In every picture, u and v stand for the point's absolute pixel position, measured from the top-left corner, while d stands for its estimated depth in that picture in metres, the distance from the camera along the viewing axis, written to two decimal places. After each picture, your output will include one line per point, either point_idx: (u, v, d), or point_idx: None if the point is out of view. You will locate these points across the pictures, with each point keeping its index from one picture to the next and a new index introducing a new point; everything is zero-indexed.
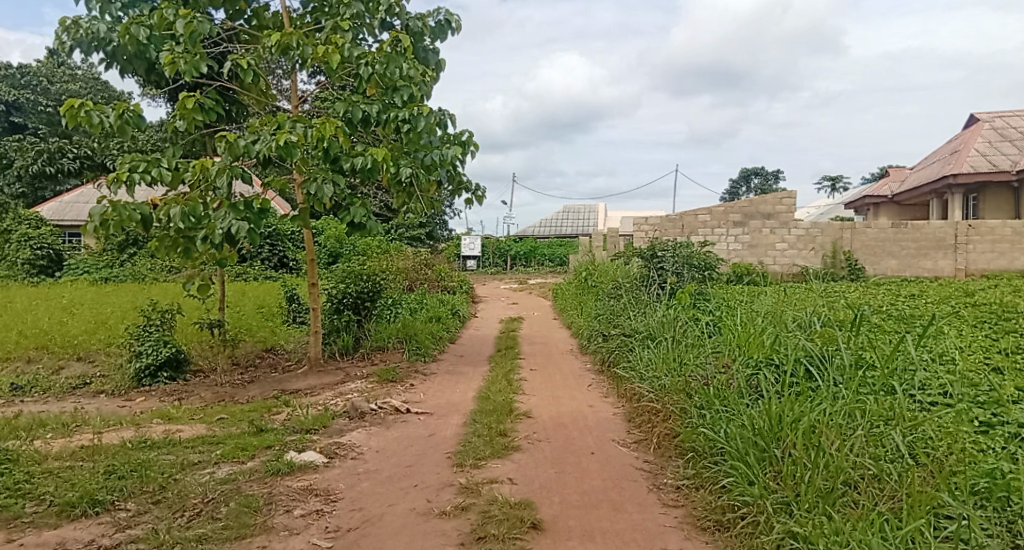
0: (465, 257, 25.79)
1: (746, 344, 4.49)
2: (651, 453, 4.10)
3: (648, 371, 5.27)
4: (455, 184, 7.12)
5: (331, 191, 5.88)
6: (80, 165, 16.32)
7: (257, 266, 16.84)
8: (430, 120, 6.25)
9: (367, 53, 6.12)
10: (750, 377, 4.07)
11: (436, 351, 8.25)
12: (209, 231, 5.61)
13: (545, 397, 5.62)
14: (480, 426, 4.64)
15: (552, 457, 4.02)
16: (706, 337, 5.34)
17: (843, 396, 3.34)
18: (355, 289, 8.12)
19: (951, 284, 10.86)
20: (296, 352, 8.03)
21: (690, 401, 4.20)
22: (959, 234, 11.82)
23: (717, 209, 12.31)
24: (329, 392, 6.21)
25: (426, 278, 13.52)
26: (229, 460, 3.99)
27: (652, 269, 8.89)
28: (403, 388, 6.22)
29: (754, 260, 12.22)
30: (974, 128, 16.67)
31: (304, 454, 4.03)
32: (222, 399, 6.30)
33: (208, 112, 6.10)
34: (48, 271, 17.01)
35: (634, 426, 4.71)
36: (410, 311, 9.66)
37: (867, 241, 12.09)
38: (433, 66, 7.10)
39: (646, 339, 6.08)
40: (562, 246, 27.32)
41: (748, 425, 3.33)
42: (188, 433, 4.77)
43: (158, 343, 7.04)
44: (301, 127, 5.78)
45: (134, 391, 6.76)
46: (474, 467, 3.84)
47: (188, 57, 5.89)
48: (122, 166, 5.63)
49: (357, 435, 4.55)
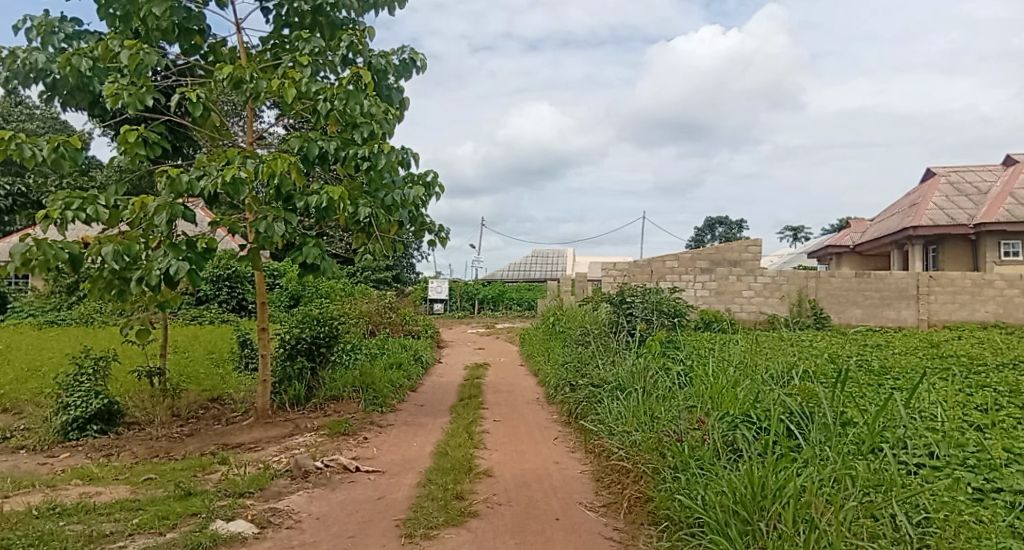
0: (432, 301, 25.40)
1: (719, 397, 4.24)
2: (621, 518, 3.73)
3: (617, 425, 4.95)
4: (417, 224, 6.84)
5: (282, 229, 5.53)
6: None
7: (215, 308, 16.23)
8: (391, 157, 5.98)
9: (325, 87, 5.87)
10: (726, 434, 3.79)
11: (395, 401, 7.81)
12: (146, 272, 5.18)
13: (507, 453, 5.23)
14: (435, 487, 4.22)
15: (512, 525, 3.62)
16: (677, 388, 5.07)
17: (829, 458, 3.07)
18: (310, 334, 7.67)
19: (916, 335, 10.83)
20: (244, 403, 7.49)
21: (662, 461, 3.89)
22: (920, 285, 11.87)
23: (684, 255, 12.32)
24: (274, 448, 5.73)
25: (391, 322, 13.03)
26: (146, 531, 3.50)
27: (621, 316, 8.66)
28: (355, 442, 5.78)
29: (721, 307, 12.16)
30: (930, 182, 17.11)
31: (232, 523, 3.57)
32: (156, 455, 5.78)
33: (154, 147, 5.74)
34: None
35: (602, 486, 4.36)
36: (369, 358, 9.25)
37: (832, 290, 12.09)
38: (396, 104, 6.88)
39: (615, 390, 5.76)
40: (530, 291, 27.12)
41: (729, 491, 3.02)
42: (106, 498, 4.25)
43: (89, 393, 6.48)
44: (251, 162, 5.45)
45: (59, 447, 6.17)
46: (425, 538, 3.42)
47: (133, 89, 5.56)
48: (54, 204, 5.21)
49: (296, 499, 4.10)
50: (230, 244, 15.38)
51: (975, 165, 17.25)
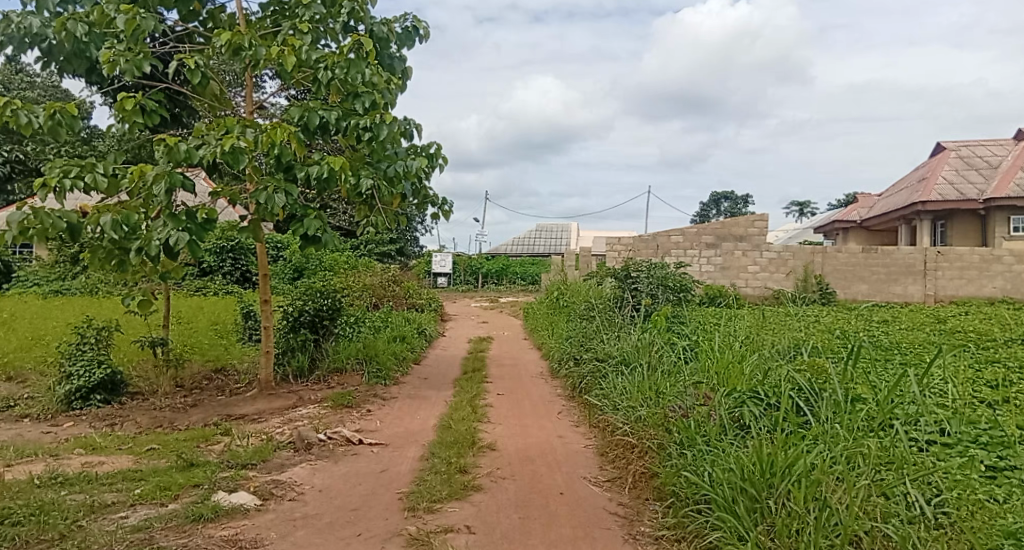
0: (435, 275, 25.35)
1: (725, 372, 4.18)
2: (626, 493, 3.71)
3: (622, 400, 4.91)
4: (420, 197, 6.74)
5: (283, 200, 5.44)
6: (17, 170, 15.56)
7: (219, 280, 16.23)
8: (394, 128, 5.86)
9: (326, 55, 5.74)
10: (732, 410, 3.74)
11: (399, 374, 7.80)
12: (145, 242, 5.11)
13: (511, 427, 5.21)
14: (439, 460, 4.20)
15: (517, 499, 3.60)
16: (683, 363, 5.01)
17: (840, 435, 3.02)
18: (313, 306, 7.63)
19: (922, 310, 10.74)
20: (247, 374, 7.48)
21: (668, 436, 3.85)
22: (928, 260, 11.75)
23: (690, 230, 12.22)
24: (277, 419, 5.72)
25: (394, 295, 12.98)
26: (148, 502, 3.48)
27: (626, 290, 8.60)
28: (359, 415, 5.76)
29: (727, 282, 12.08)
30: (940, 156, 16.87)
31: (234, 495, 3.54)
32: (160, 425, 5.78)
33: (151, 115, 5.64)
34: None
35: (607, 461, 4.33)
36: (373, 330, 9.22)
37: (839, 265, 11.99)
38: (399, 74, 6.74)
39: (619, 365, 5.72)
40: (533, 265, 27.05)
41: (737, 468, 2.97)
42: (108, 468, 4.24)
43: (92, 363, 6.47)
44: (251, 132, 5.34)
45: (63, 416, 6.18)
46: (428, 511, 3.40)
47: (129, 56, 5.45)
48: (52, 172, 5.14)
49: (299, 471, 4.08)
50: (233, 215, 15.34)
51: (986, 140, 16.99)
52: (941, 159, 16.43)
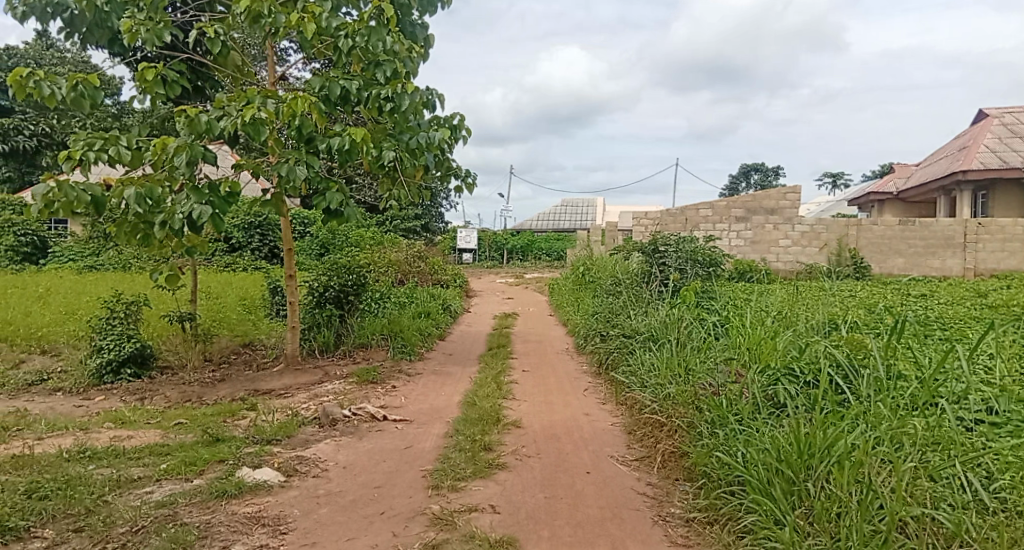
0: (461, 251, 25.25)
1: (758, 347, 4.03)
2: (655, 473, 3.61)
3: (651, 377, 4.79)
4: (443, 170, 6.63)
5: (304, 173, 5.37)
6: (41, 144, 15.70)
7: (247, 255, 16.38)
8: (416, 99, 5.72)
9: (346, 23, 5.59)
10: (766, 388, 3.60)
11: (424, 349, 7.77)
12: (168, 216, 5.09)
13: (536, 403, 5.13)
14: (463, 438, 4.14)
15: (543, 478, 3.53)
16: (713, 339, 4.86)
17: (883, 413, 2.87)
18: (338, 282, 7.61)
19: (962, 284, 10.37)
20: (274, 349, 7.51)
21: (699, 415, 3.72)
22: (969, 232, 11.31)
23: (719, 203, 11.94)
24: (303, 394, 5.72)
25: (420, 271, 12.94)
26: (173, 477, 3.48)
27: (654, 265, 8.42)
28: (384, 390, 5.73)
29: (757, 256, 11.81)
30: (983, 124, 16.19)
31: (258, 471, 3.52)
32: (189, 399, 5.83)
33: (172, 86, 5.59)
34: (32, 258, 16.91)
35: (634, 439, 4.24)
36: (398, 306, 9.20)
37: (874, 238, 11.62)
38: (422, 42, 6.58)
39: (648, 341, 5.59)
40: (559, 241, 26.85)
41: (773, 449, 2.85)
42: (137, 442, 4.27)
43: (122, 337, 6.53)
44: (271, 103, 5.27)
45: (94, 390, 6.27)
46: (452, 489, 3.34)
47: (150, 25, 5.40)
48: (76, 144, 5.13)
49: (324, 448, 4.05)
50: (259, 191, 15.42)
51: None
52: (983, 127, 15.78)
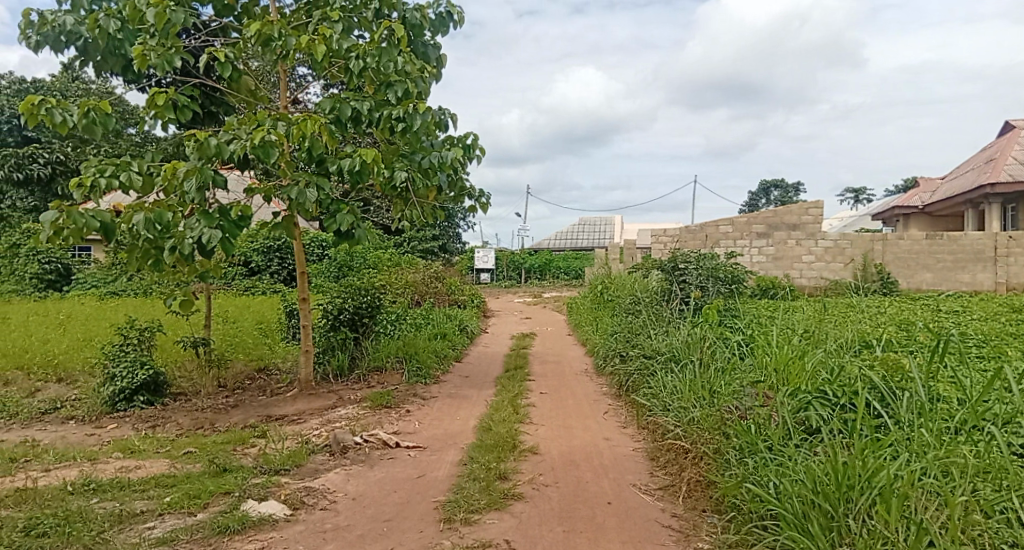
0: (478, 271, 25.39)
1: (786, 368, 3.81)
2: (680, 504, 3.40)
3: (673, 400, 4.59)
4: (457, 189, 6.52)
5: (315, 195, 5.29)
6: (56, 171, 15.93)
7: (266, 279, 16.43)
8: (428, 118, 5.62)
9: (356, 45, 5.54)
10: (797, 412, 3.39)
11: (440, 371, 7.61)
12: (178, 241, 5.03)
13: (554, 428, 4.94)
14: (477, 466, 3.96)
15: (561, 510, 3.34)
16: (738, 359, 4.65)
17: (928, 439, 2.65)
18: (353, 304, 7.50)
19: (994, 299, 10.01)
20: (288, 373, 7.41)
21: (726, 441, 3.52)
22: (999, 246, 10.95)
23: (739, 220, 11.72)
24: (316, 420, 5.60)
25: (436, 292, 12.83)
26: (177, 511, 3.35)
27: (674, 283, 8.21)
28: (397, 415, 5.59)
29: (780, 273, 11.54)
30: (1010, 135, 15.82)
31: (263, 504, 3.38)
32: (201, 426, 5.73)
33: (183, 110, 5.55)
34: (56, 285, 17.13)
35: (657, 466, 4.03)
36: (414, 328, 9.09)
37: (900, 253, 11.30)
38: (434, 62, 6.51)
39: (669, 362, 5.39)
40: (577, 260, 26.69)
41: (809, 480, 2.64)
42: (143, 473, 4.16)
43: (134, 364, 6.47)
44: (281, 125, 5.21)
45: (107, 418, 6.20)
46: (465, 523, 3.16)
47: (161, 51, 5.39)
48: (88, 171, 5.10)
49: (333, 478, 3.90)
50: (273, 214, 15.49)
51: None
52: (1010, 139, 15.41)
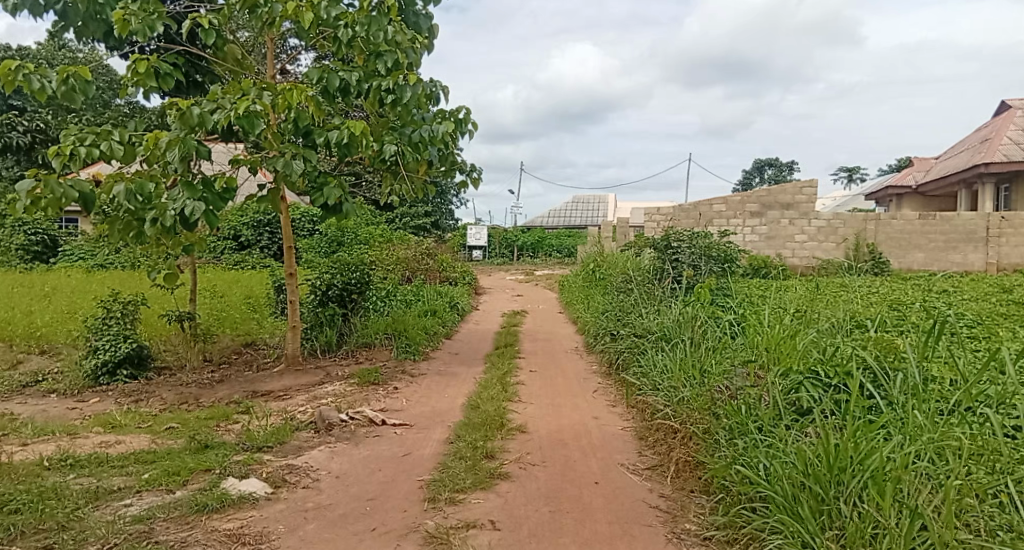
0: (471, 247, 24.64)
1: (777, 347, 3.76)
2: (668, 484, 3.36)
3: (664, 379, 4.54)
4: (447, 164, 6.39)
5: (301, 167, 5.15)
6: (40, 140, 15.62)
7: (256, 253, 16.27)
8: (418, 90, 5.46)
9: (345, 13, 5.39)
10: (788, 393, 3.34)
11: (429, 348, 7.54)
12: (160, 213, 4.89)
13: (543, 407, 4.88)
14: (463, 445, 3.90)
15: (547, 489, 3.29)
16: (730, 339, 4.59)
17: (922, 421, 2.59)
18: (341, 280, 7.39)
19: (985, 280, 10.00)
20: (276, 349, 7.32)
21: (716, 421, 3.47)
22: (991, 226, 10.92)
23: (733, 198, 11.63)
24: (303, 396, 5.52)
25: (427, 269, 12.73)
26: (155, 488, 3.28)
27: (667, 262, 8.13)
28: (385, 392, 5.52)
29: (772, 252, 11.49)
30: (1005, 115, 15.74)
31: (244, 482, 3.31)
32: (185, 401, 5.65)
33: (166, 79, 5.37)
34: (42, 257, 16.90)
35: (646, 446, 3.99)
36: (403, 305, 9.00)
37: (892, 233, 11.26)
38: (425, 32, 6.33)
39: (660, 341, 5.33)
40: (570, 237, 26.59)
41: (799, 462, 2.58)
42: (123, 449, 4.08)
43: (118, 337, 6.36)
44: (266, 95, 5.04)
45: (89, 392, 6.11)
46: (450, 503, 3.11)
47: (142, 16, 5.19)
48: (66, 139, 4.93)
49: (317, 455, 3.84)
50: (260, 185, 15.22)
51: None
52: (1006, 119, 15.34)
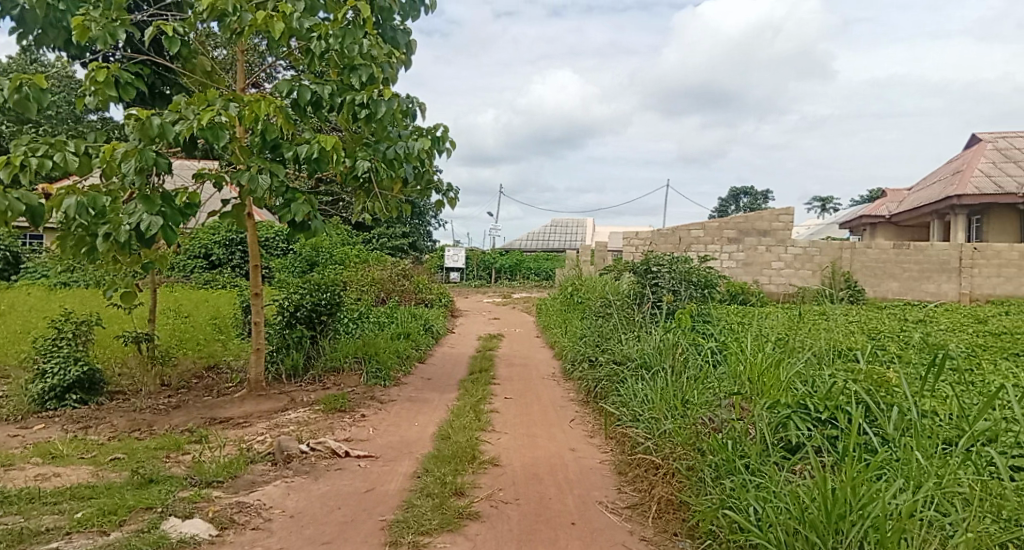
0: (448, 270, 25.01)
1: (761, 378, 3.58)
2: (650, 526, 3.13)
3: (644, 409, 4.33)
4: (423, 183, 6.19)
5: (267, 182, 4.91)
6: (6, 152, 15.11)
7: (227, 272, 15.85)
8: (393, 105, 5.25)
9: (319, 24, 5.14)
10: (776, 426, 3.14)
11: (400, 373, 7.26)
12: (115, 227, 4.58)
13: (518, 437, 4.64)
14: (430, 479, 3.63)
15: (520, 531, 3.04)
16: (712, 367, 4.41)
17: (925, 462, 2.41)
18: (311, 301, 7.08)
19: (959, 310, 10.00)
20: (239, 372, 6.99)
21: (700, 457, 3.26)
22: (964, 257, 10.97)
23: (711, 224, 11.60)
24: (263, 424, 5.20)
25: (403, 291, 12.47)
26: (87, 529, 2.97)
27: (646, 286, 7.97)
28: (352, 420, 5.23)
29: (749, 279, 11.44)
30: (976, 148, 16.04)
31: (187, 523, 3.01)
32: (137, 428, 5.29)
33: (127, 88, 5.11)
34: (3, 273, 16.30)
35: (626, 482, 3.77)
36: (375, 327, 8.71)
37: (867, 262, 11.29)
38: (403, 48, 6.16)
39: (640, 369, 5.13)
40: (548, 261, 26.48)
41: (795, 507, 2.38)
42: (59, 483, 3.74)
43: (68, 360, 6.00)
44: (232, 106, 4.82)
45: (34, 418, 5.73)
46: (414, 547, 2.84)
47: (103, 22, 4.96)
48: (16, 149, 4.60)
49: (272, 491, 3.54)
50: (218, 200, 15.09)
51: None
52: (976, 151, 15.62)
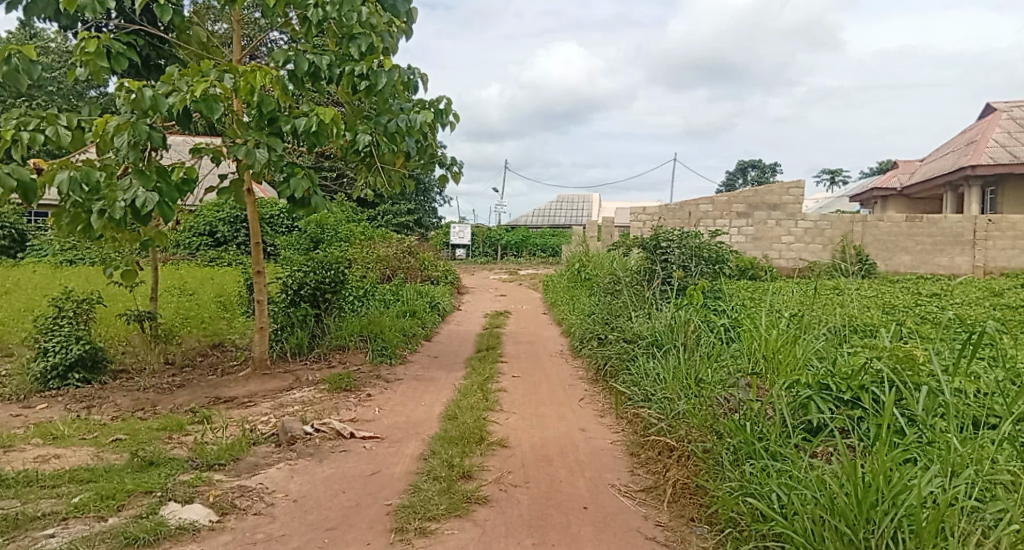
0: (454, 246, 24.88)
1: (777, 355, 3.45)
2: (665, 511, 3.02)
3: (656, 388, 4.22)
4: (426, 157, 6.01)
5: (265, 156, 4.75)
6: None
7: (232, 250, 15.75)
8: (394, 77, 5.01)
9: None
10: (796, 406, 3.01)
11: (406, 351, 7.16)
12: (109, 203, 4.41)
13: (526, 417, 4.53)
14: (437, 462, 3.53)
15: (531, 516, 2.94)
16: (725, 345, 4.28)
17: (961, 448, 2.27)
18: (314, 278, 6.99)
19: (974, 283, 9.80)
20: (244, 351, 6.91)
21: (717, 439, 3.14)
22: (978, 229, 10.69)
23: (720, 199, 11.39)
24: (268, 403, 5.12)
25: (408, 267, 12.35)
26: (85, 515, 2.88)
27: (656, 261, 7.80)
28: (357, 400, 5.14)
29: (759, 253, 11.26)
30: (991, 118, 15.67)
31: (186, 508, 2.92)
32: (141, 408, 5.21)
33: (118, 58, 4.92)
34: (9, 252, 16.26)
35: (638, 463, 3.67)
36: (380, 305, 8.61)
37: (879, 235, 11.07)
38: (404, 16, 5.88)
39: (650, 347, 5.00)
40: (555, 237, 26.29)
41: (823, 496, 2.25)
42: (59, 466, 3.66)
43: (69, 338, 5.91)
44: (227, 78, 4.66)
45: (37, 397, 5.65)
46: (420, 534, 2.74)
47: None
48: (6, 123, 4.45)
49: (275, 474, 3.45)
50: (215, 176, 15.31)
51: None
52: (992, 121, 15.26)
